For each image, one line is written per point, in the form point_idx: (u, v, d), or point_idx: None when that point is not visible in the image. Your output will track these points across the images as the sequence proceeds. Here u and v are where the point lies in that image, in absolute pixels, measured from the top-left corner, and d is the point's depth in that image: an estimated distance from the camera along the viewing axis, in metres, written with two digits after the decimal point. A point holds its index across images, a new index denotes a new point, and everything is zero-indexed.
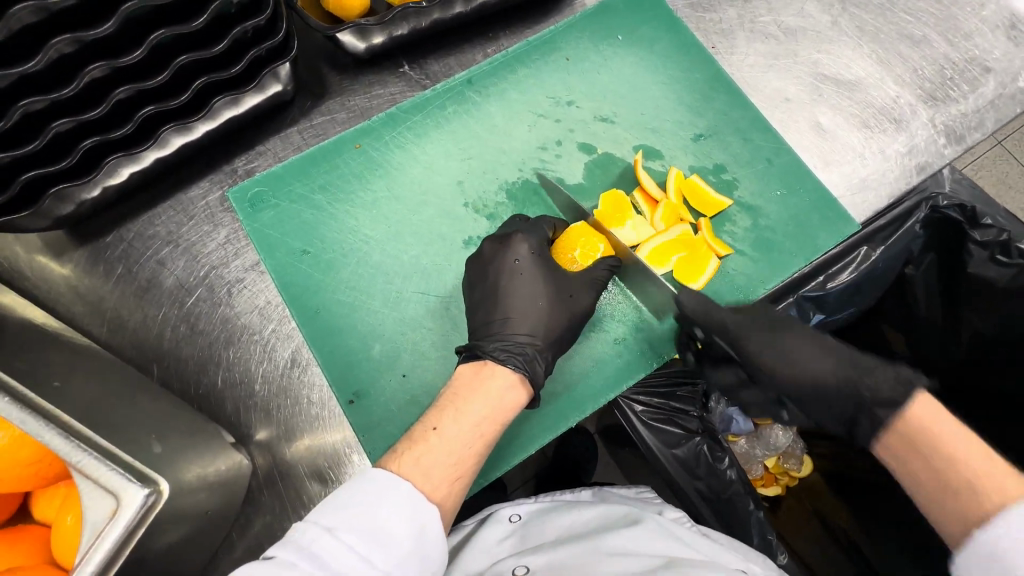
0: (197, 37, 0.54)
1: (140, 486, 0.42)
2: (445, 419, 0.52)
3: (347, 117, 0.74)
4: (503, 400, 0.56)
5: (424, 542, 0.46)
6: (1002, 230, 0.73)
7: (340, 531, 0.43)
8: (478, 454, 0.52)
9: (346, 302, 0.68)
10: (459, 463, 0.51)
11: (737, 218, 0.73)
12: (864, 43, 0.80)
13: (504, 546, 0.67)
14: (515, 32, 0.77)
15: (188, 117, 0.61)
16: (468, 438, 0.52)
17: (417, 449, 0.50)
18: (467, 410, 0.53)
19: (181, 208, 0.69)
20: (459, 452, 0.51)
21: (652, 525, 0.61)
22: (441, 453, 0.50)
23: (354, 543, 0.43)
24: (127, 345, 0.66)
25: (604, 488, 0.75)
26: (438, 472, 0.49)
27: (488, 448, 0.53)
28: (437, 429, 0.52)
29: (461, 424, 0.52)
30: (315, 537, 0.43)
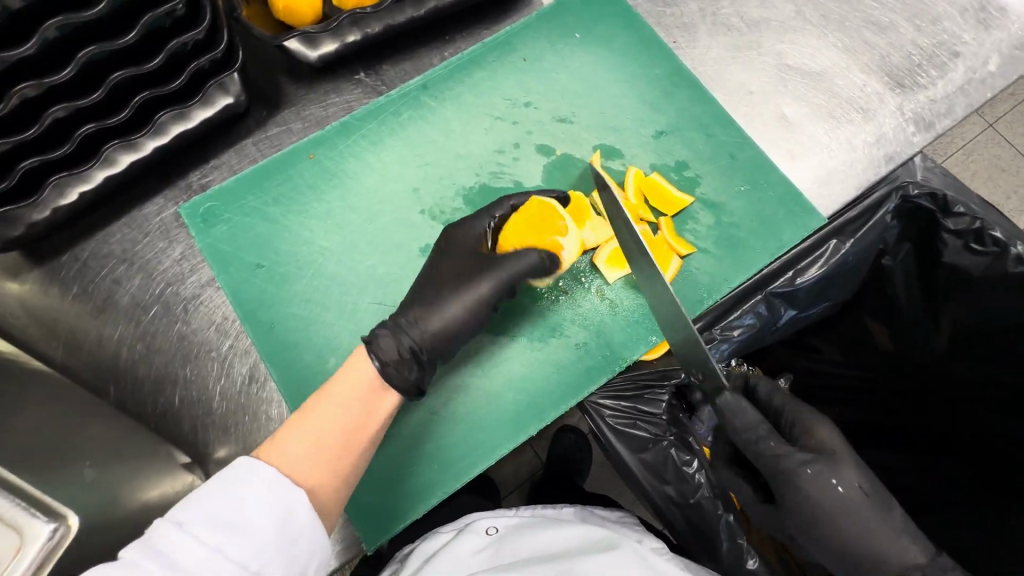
0: (131, 53, 0.54)
1: (44, 520, 0.35)
2: (316, 406, 0.53)
3: (303, 127, 0.73)
4: (376, 382, 0.56)
5: (287, 531, 0.47)
6: (975, 218, 0.71)
7: (190, 526, 0.43)
8: (355, 438, 0.53)
9: (301, 314, 0.68)
10: (334, 449, 0.52)
11: (699, 216, 0.73)
12: (829, 32, 0.78)
13: (479, 558, 0.65)
14: (472, 34, 0.76)
15: (132, 133, 0.60)
16: (341, 423, 0.53)
17: (288, 437, 0.51)
18: (340, 395, 0.54)
19: (135, 226, 0.68)
20: (330, 437, 0.52)
21: (630, 553, 0.61)
22: (311, 440, 0.51)
23: (202, 535, 0.43)
24: (83, 366, 0.65)
25: (588, 507, 0.74)
26: (308, 459, 0.50)
27: (365, 432, 0.54)
28: (303, 420, 0.52)
29: (332, 409, 0.53)
30: (165, 535, 0.43)
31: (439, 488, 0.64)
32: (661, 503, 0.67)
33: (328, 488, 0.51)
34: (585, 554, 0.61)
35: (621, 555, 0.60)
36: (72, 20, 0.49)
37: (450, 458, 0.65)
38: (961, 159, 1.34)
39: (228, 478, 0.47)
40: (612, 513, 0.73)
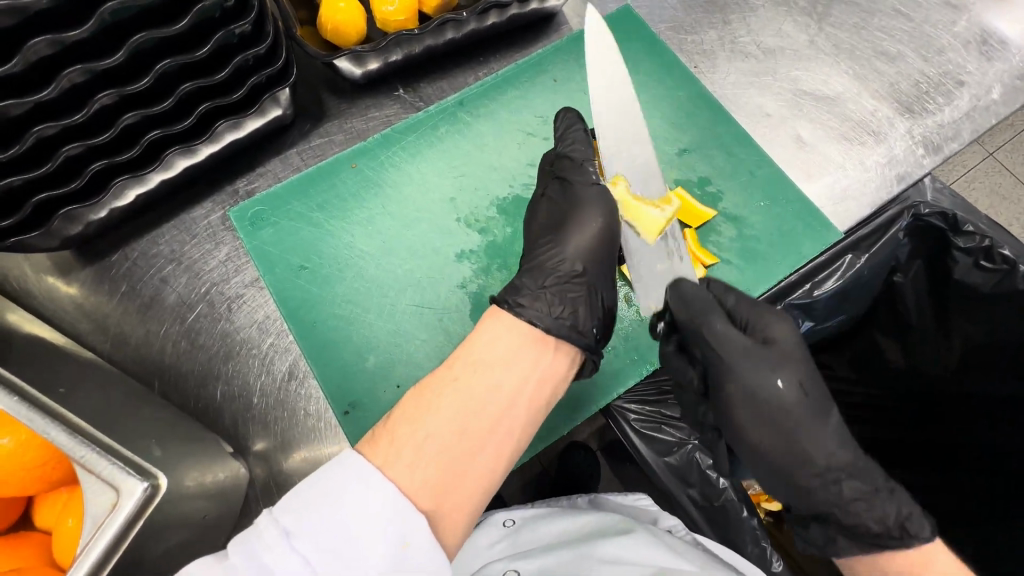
0: (199, 66, 0.57)
1: (140, 480, 0.45)
2: (441, 412, 0.51)
3: (345, 138, 0.77)
4: (515, 371, 0.55)
5: (405, 560, 0.44)
6: (984, 236, 0.73)
7: (297, 539, 0.42)
8: (483, 454, 0.52)
9: (342, 315, 0.70)
10: (459, 466, 0.50)
11: (722, 228, 0.76)
12: (840, 60, 0.83)
13: (496, 549, 0.69)
14: (504, 56, 0.81)
15: (192, 140, 0.64)
16: (469, 432, 0.51)
17: (410, 447, 0.49)
18: (475, 402, 0.53)
19: (184, 228, 0.72)
20: (457, 452, 0.50)
21: (644, 534, 0.62)
22: (437, 452, 0.49)
23: (307, 554, 0.42)
24: (129, 361, 0.68)
25: (601, 495, 0.75)
26: (436, 473, 0.49)
27: (494, 445, 0.53)
28: (434, 413, 0.51)
29: (464, 412, 0.52)
30: (274, 545, 0.42)
31: None
32: (685, 506, 0.70)
33: (453, 511, 0.49)
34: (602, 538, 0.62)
35: (637, 538, 0.61)
36: (156, 34, 0.51)
37: None
38: (964, 186, 1.38)
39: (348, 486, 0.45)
40: (625, 497, 0.73)
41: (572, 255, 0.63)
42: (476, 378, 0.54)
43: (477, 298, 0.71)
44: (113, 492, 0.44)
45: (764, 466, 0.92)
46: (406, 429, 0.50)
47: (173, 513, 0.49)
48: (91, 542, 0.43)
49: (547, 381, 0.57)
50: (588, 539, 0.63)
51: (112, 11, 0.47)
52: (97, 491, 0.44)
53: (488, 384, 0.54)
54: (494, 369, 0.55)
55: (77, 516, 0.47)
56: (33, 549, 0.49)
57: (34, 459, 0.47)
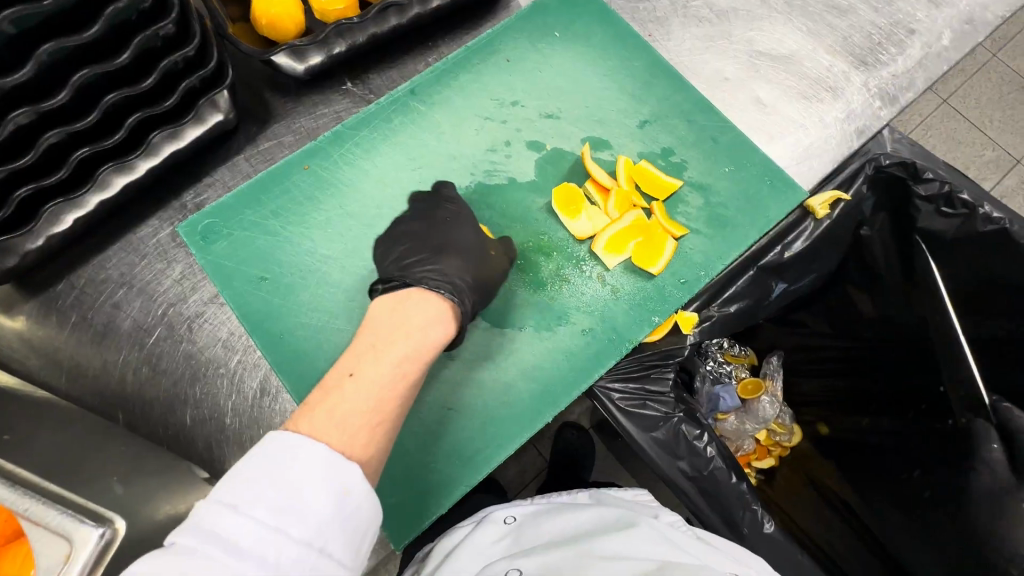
0: (124, 75, 0.53)
1: (94, 526, 0.44)
2: (362, 363, 0.53)
3: (295, 139, 0.73)
4: (428, 327, 0.58)
5: (345, 502, 0.44)
6: (945, 182, 0.75)
7: (243, 507, 0.41)
8: (403, 398, 0.53)
9: (310, 323, 0.68)
10: (383, 408, 0.51)
11: (689, 198, 0.74)
12: (793, 17, 0.82)
13: (497, 547, 0.69)
14: (454, 38, 0.78)
15: (126, 155, 0.60)
16: (391, 374, 0.53)
17: (335, 398, 0.49)
18: (390, 349, 0.54)
19: (133, 248, 0.68)
20: (381, 395, 0.51)
21: (646, 529, 0.62)
22: (363, 398, 0.50)
23: (259, 517, 0.41)
24: (90, 394, 0.64)
25: (603, 491, 0.75)
26: (359, 422, 0.49)
27: (412, 389, 0.54)
28: (354, 374, 0.52)
29: (383, 363, 0.53)
30: (217, 519, 0.41)
31: (460, 482, 0.64)
32: (675, 479, 0.68)
33: (378, 454, 0.50)
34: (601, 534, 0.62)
35: (637, 531, 0.61)
36: (67, 43, 0.48)
37: (468, 449, 0.65)
38: (922, 134, 1.41)
39: (282, 450, 0.44)
40: (626, 493, 0.75)
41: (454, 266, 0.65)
42: (388, 331, 0.56)
43: None
44: (65, 543, 0.43)
45: (751, 428, 0.95)
46: (322, 388, 0.50)
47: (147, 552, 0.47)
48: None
49: (444, 325, 0.59)
50: (589, 535, 0.63)
51: (9, 20, 0.44)
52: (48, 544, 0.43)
53: (404, 331, 0.56)
54: (403, 318, 0.58)
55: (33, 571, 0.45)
56: None
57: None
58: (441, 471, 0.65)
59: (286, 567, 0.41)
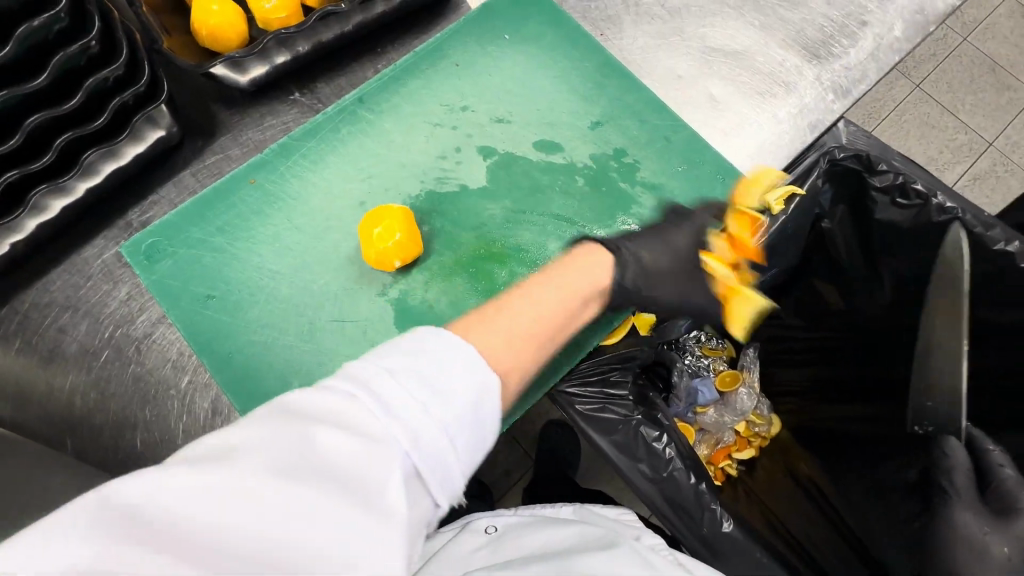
0: (45, 95, 0.52)
1: None
2: (535, 289, 0.56)
3: (242, 152, 0.72)
4: (591, 281, 0.62)
5: (484, 408, 0.39)
6: (897, 173, 0.75)
7: (399, 375, 0.36)
8: (560, 328, 0.56)
9: (261, 340, 0.67)
10: (541, 338, 0.53)
11: (642, 198, 0.74)
12: (745, 12, 0.82)
13: (476, 556, 0.67)
14: (402, 43, 0.77)
15: (59, 176, 0.59)
16: (554, 317, 0.55)
17: (506, 316, 0.51)
18: (557, 279, 0.59)
19: (77, 270, 0.67)
20: (541, 322, 0.53)
21: (626, 550, 0.61)
22: (527, 319, 0.52)
23: (374, 402, 0.35)
24: (37, 421, 0.63)
25: (589, 507, 0.76)
26: (500, 347, 0.48)
27: (567, 325, 0.57)
28: (502, 305, 0.53)
29: (540, 309, 0.54)
30: (374, 377, 0.36)
31: None
32: (635, 482, 0.68)
33: (522, 374, 0.50)
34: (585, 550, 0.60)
35: (618, 552, 0.61)
36: None
37: None
38: (892, 121, 1.42)
39: (451, 340, 0.40)
40: (610, 512, 0.75)
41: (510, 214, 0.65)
42: (554, 283, 0.58)
43: (400, 303, 0.68)
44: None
45: (731, 420, 0.95)
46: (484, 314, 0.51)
47: None
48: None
49: (604, 281, 0.63)
50: (569, 552, 0.62)
51: None
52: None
53: (564, 288, 0.59)
54: (576, 274, 0.62)
55: None
56: None
57: None
58: None
59: (422, 442, 0.35)
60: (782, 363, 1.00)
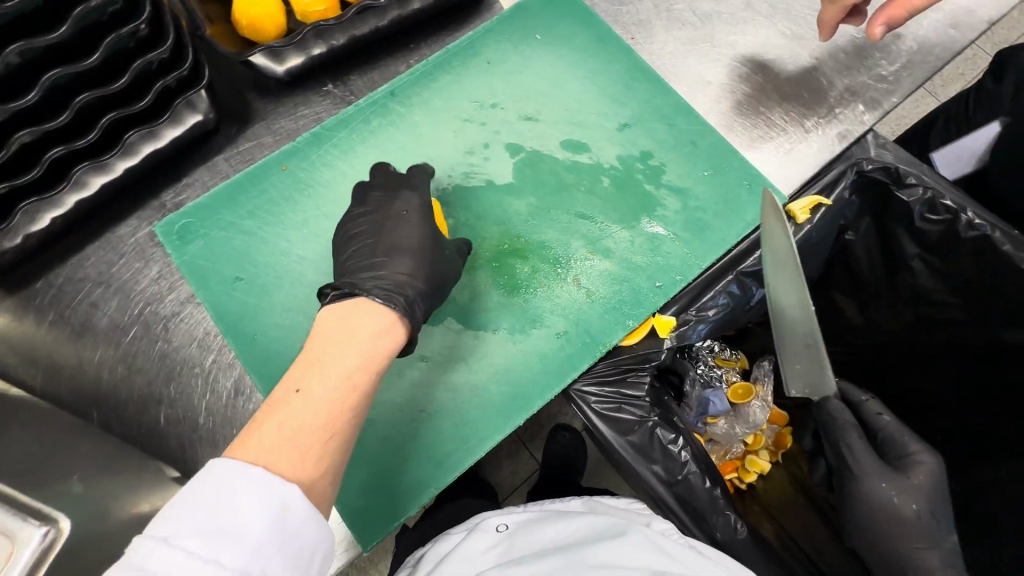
0: (96, 76, 0.54)
1: (38, 525, 0.42)
2: (310, 377, 0.51)
3: (275, 140, 0.74)
4: (376, 346, 0.55)
5: (285, 526, 0.45)
6: (927, 188, 0.74)
7: (176, 539, 0.42)
8: (354, 408, 0.52)
9: (285, 324, 0.68)
10: (332, 419, 0.50)
11: (667, 201, 0.73)
12: (776, 22, 0.82)
13: (488, 556, 0.68)
14: (436, 41, 0.78)
15: (101, 155, 0.61)
16: (348, 382, 0.52)
17: (282, 411, 0.49)
18: (333, 359, 0.53)
19: (111, 247, 0.68)
20: (329, 408, 0.50)
21: (638, 538, 0.63)
22: (309, 410, 0.49)
23: (193, 549, 0.41)
24: (64, 392, 0.65)
25: (596, 499, 0.76)
26: (295, 449, 0.48)
27: (364, 399, 0.53)
28: (300, 390, 0.50)
29: (322, 399, 0.50)
30: (151, 553, 0.41)
31: (433, 483, 0.63)
32: (651, 484, 0.68)
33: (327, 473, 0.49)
34: (594, 542, 0.63)
35: (629, 541, 0.62)
36: (36, 43, 0.48)
37: (444, 454, 0.64)
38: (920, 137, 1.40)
39: (222, 477, 0.44)
40: (620, 501, 0.75)
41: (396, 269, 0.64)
42: (318, 350, 0.54)
43: None
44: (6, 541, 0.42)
45: (741, 431, 0.93)
46: (273, 413, 0.49)
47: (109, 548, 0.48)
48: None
49: (385, 342, 0.56)
50: (581, 544, 0.63)
51: None
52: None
53: (341, 351, 0.54)
54: (352, 327, 0.56)
55: None
56: None
57: None
58: (412, 473, 0.64)
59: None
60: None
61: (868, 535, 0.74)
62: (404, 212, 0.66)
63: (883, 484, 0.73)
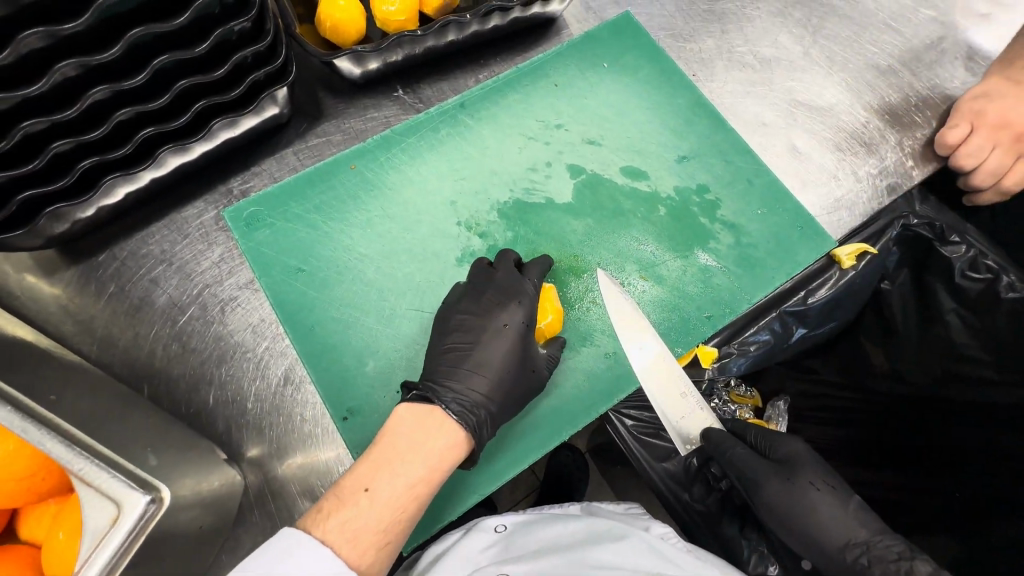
0: (199, 64, 0.56)
1: (142, 493, 0.47)
2: (378, 477, 0.54)
3: (343, 138, 0.76)
4: (444, 461, 0.56)
5: None
6: (970, 247, 0.76)
7: None
8: (410, 516, 0.54)
9: (339, 318, 0.69)
10: (392, 522, 0.53)
11: (721, 235, 0.75)
12: (833, 72, 0.85)
13: (486, 554, 0.66)
14: (506, 59, 0.81)
15: (186, 138, 0.62)
16: (413, 494, 0.54)
17: (347, 510, 0.52)
18: (405, 463, 0.54)
19: (176, 228, 0.70)
20: (391, 513, 0.53)
21: (636, 543, 0.63)
22: (372, 514, 0.52)
23: None
24: (117, 364, 0.66)
25: (595, 504, 0.76)
26: (359, 539, 0.51)
27: (421, 506, 0.55)
28: (369, 490, 0.53)
29: (389, 502, 0.53)
30: None
31: (475, 489, 0.65)
32: (685, 511, 0.71)
33: (381, 560, 0.53)
34: (593, 544, 0.62)
35: (627, 545, 0.62)
36: (154, 29, 0.50)
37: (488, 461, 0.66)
38: None
39: (294, 554, 0.49)
40: (618, 508, 0.76)
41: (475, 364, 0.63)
42: (393, 452, 0.55)
43: None
44: (113, 508, 0.46)
45: None
46: (346, 498, 0.53)
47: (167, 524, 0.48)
48: (92, 557, 0.44)
49: (452, 459, 0.57)
50: (580, 545, 0.63)
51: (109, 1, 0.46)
52: (97, 506, 0.46)
53: (415, 463, 0.55)
54: (427, 437, 0.57)
55: (68, 528, 0.47)
56: (20, 560, 0.50)
57: (23, 470, 0.48)
58: (452, 477, 0.65)
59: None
60: (816, 419, 0.95)
61: (800, 531, 0.64)
62: (497, 325, 0.65)
63: (774, 476, 0.66)
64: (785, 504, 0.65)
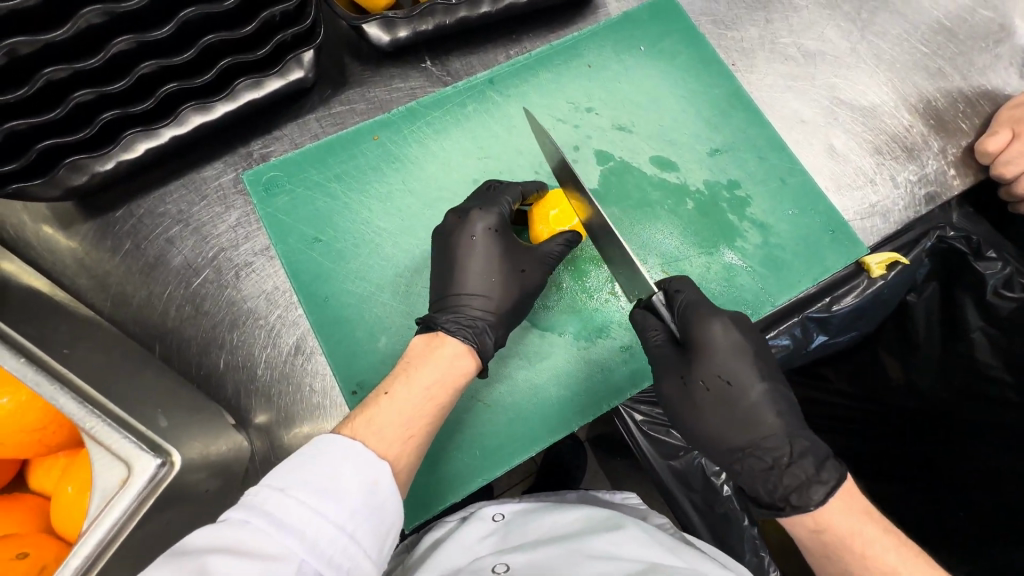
0: (226, 18, 0.54)
1: (153, 456, 0.47)
2: (396, 383, 0.54)
3: (367, 108, 0.74)
4: (455, 367, 0.57)
5: (376, 497, 0.46)
6: (1004, 264, 0.73)
7: (291, 490, 0.43)
8: (432, 418, 0.54)
9: (353, 292, 0.68)
10: (414, 422, 0.52)
11: (749, 234, 0.73)
12: (880, 71, 0.81)
13: (484, 544, 0.66)
14: (539, 35, 0.78)
15: (210, 96, 0.61)
16: (430, 395, 0.54)
17: (368, 411, 0.52)
18: (419, 370, 0.55)
19: (194, 188, 0.69)
20: (412, 413, 0.52)
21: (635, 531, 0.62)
22: (393, 413, 0.52)
23: (305, 497, 0.43)
24: (130, 321, 0.66)
25: (593, 493, 0.77)
26: (384, 437, 0.50)
27: (441, 413, 0.55)
28: (389, 393, 0.53)
29: (408, 402, 0.53)
30: (266, 498, 0.42)
31: (480, 473, 0.64)
32: (686, 512, 0.69)
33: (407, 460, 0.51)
34: (588, 533, 0.62)
35: (626, 534, 0.61)
36: None
37: (495, 445, 0.65)
38: None
39: (326, 447, 0.47)
40: (615, 496, 0.76)
41: (474, 287, 0.63)
42: (405, 366, 0.56)
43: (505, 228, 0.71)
44: (123, 469, 0.46)
45: None
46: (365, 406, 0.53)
47: (177, 485, 0.49)
48: (99, 518, 0.44)
49: (463, 365, 0.58)
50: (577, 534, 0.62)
51: None
52: (106, 468, 0.46)
53: (428, 369, 0.55)
54: (438, 351, 0.58)
55: (77, 483, 0.47)
56: (27, 512, 0.51)
57: (34, 422, 0.48)
58: (459, 459, 0.65)
59: (321, 545, 0.42)
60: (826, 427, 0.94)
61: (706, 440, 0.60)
62: (472, 238, 0.63)
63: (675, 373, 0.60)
64: (749, 440, 0.57)
